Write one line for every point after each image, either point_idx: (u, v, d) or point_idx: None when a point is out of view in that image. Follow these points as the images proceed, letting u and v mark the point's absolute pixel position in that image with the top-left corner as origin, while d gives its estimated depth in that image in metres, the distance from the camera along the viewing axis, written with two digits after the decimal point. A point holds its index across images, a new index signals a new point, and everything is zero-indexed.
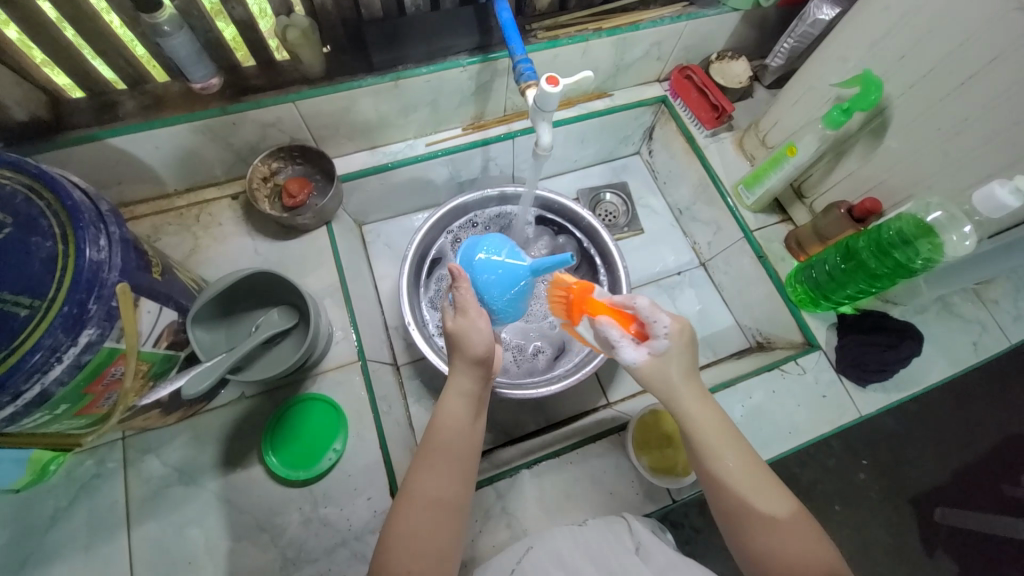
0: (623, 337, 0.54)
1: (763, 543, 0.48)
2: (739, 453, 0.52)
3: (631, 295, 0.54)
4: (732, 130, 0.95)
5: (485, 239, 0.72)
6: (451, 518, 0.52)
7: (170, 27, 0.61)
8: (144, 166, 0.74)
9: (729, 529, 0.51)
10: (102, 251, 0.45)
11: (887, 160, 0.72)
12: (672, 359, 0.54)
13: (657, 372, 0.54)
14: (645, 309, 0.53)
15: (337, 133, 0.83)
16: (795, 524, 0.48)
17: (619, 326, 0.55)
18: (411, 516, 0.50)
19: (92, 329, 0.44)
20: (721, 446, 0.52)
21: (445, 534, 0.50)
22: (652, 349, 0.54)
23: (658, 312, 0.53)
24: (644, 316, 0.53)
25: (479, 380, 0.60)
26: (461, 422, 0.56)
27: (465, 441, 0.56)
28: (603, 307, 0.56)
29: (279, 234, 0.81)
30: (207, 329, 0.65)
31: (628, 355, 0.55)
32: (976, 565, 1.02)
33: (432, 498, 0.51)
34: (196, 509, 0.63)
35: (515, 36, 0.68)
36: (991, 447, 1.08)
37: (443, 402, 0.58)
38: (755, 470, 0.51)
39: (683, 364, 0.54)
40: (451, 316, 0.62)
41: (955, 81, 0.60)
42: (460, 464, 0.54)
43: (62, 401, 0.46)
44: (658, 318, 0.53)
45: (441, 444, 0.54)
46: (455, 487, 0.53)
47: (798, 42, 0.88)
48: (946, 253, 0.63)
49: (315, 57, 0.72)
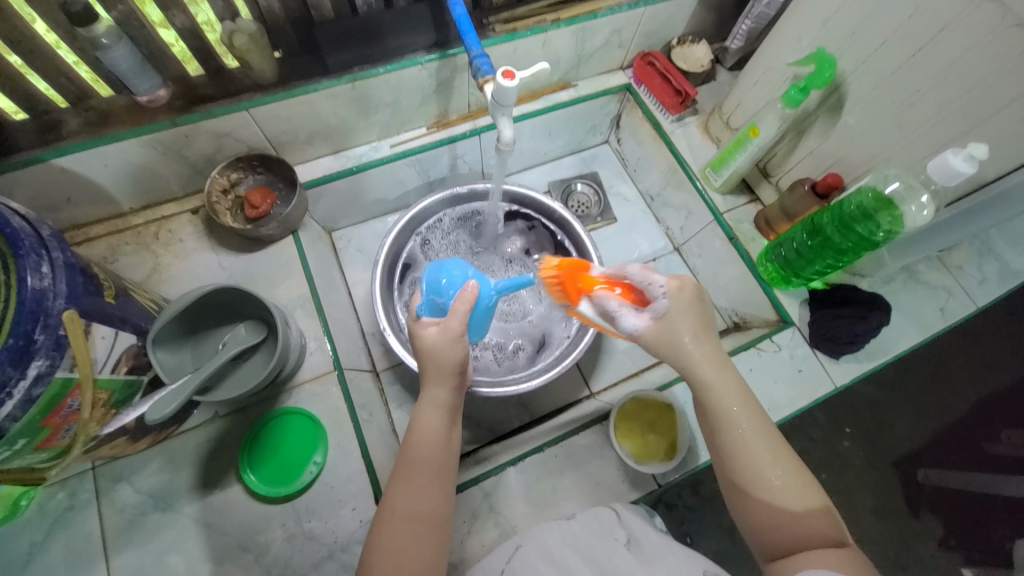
0: (623, 305, 0.54)
1: (767, 519, 0.48)
2: (760, 429, 0.51)
3: (623, 266, 0.55)
4: (697, 114, 0.95)
5: (450, 264, 0.64)
6: (436, 529, 0.51)
7: (108, 39, 0.58)
8: (96, 186, 0.72)
9: (735, 506, 0.50)
10: (46, 278, 0.43)
11: (846, 135, 0.73)
12: (674, 320, 0.54)
13: (663, 337, 0.54)
14: (638, 274, 0.54)
15: (297, 140, 0.81)
16: (803, 498, 0.48)
17: (616, 297, 0.55)
18: (395, 532, 0.50)
19: (41, 360, 0.42)
20: (737, 419, 0.51)
21: (430, 545, 0.50)
22: (653, 312, 0.54)
23: (651, 275, 0.54)
24: (638, 281, 0.54)
25: (454, 388, 0.58)
26: (438, 434, 0.55)
27: (443, 453, 0.55)
28: (597, 282, 0.56)
29: (243, 246, 0.79)
30: (171, 350, 0.63)
31: (629, 322, 0.54)
32: (957, 522, 1.06)
33: (414, 512, 0.51)
34: (175, 534, 0.62)
35: (471, 31, 0.67)
36: (965, 408, 1.11)
37: (418, 414, 0.57)
38: (774, 444, 0.50)
39: (689, 326, 0.54)
40: (432, 324, 0.59)
41: (905, 53, 0.61)
42: (439, 475, 0.54)
43: (18, 437, 0.44)
44: (652, 280, 0.53)
45: (418, 457, 0.54)
46: (436, 499, 0.53)
47: (756, 23, 0.88)
48: (906, 224, 0.65)
49: (266, 63, 0.69)
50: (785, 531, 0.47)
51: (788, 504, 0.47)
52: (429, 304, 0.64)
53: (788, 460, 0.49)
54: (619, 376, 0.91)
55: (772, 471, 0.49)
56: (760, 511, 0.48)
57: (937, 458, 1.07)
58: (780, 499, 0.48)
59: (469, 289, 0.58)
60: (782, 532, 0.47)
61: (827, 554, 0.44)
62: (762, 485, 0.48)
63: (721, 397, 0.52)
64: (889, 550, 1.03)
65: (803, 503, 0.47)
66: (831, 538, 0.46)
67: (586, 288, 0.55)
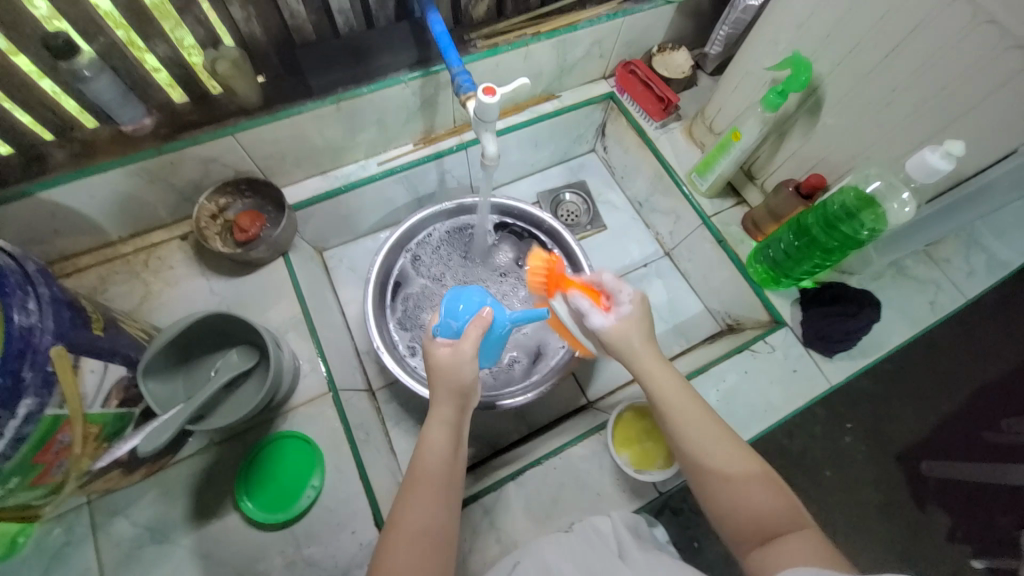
0: (592, 306, 0.57)
1: (728, 510, 0.49)
2: (710, 424, 0.53)
3: (598, 273, 0.59)
4: (680, 120, 0.96)
5: (468, 291, 0.66)
6: (441, 550, 0.50)
7: (91, 71, 0.59)
8: (83, 216, 0.71)
9: (703, 502, 0.51)
10: (33, 315, 0.43)
11: (826, 136, 0.74)
12: (633, 327, 0.57)
13: (627, 337, 0.57)
14: (611, 282, 0.57)
15: (285, 162, 0.81)
16: (758, 485, 0.49)
17: (588, 299, 0.58)
18: (399, 551, 0.49)
19: (30, 399, 0.42)
20: (682, 417, 0.53)
21: (436, 565, 0.49)
22: (617, 316, 0.57)
23: (621, 284, 0.57)
24: (609, 287, 0.58)
25: (460, 408, 0.58)
26: (444, 452, 0.55)
27: (449, 471, 0.55)
28: (573, 283, 0.59)
29: (234, 271, 0.79)
30: (162, 380, 0.62)
31: (597, 322, 0.57)
32: (961, 513, 1.06)
33: (418, 530, 0.50)
34: (172, 566, 0.61)
35: (452, 49, 0.68)
36: (962, 398, 1.11)
37: (426, 434, 0.56)
38: (723, 435, 0.52)
39: (645, 331, 0.57)
40: (445, 345, 0.58)
41: (878, 54, 0.62)
42: (444, 495, 0.53)
43: (10, 476, 0.43)
44: (623, 288, 0.57)
45: (424, 476, 0.54)
46: (441, 519, 0.52)
47: (733, 29, 0.90)
48: (890, 221, 0.66)
49: (250, 87, 0.70)
50: (747, 518, 0.48)
51: (745, 492, 0.49)
52: (444, 327, 0.63)
53: (739, 450, 0.51)
54: (615, 383, 0.91)
55: (722, 453, 0.51)
56: (723, 502, 0.49)
57: (938, 449, 1.08)
58: (736, 489, 0.49)
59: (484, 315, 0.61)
60: (747, 520, 0.48)
61: (794, 538, 0.45)
62: (717, 476, 0.50)
63: (672, 399, 0.54)
64: (896, 546, 1.03)
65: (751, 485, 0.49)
66: (787, 522, 0.47)
67: (562, 286, 0.60)
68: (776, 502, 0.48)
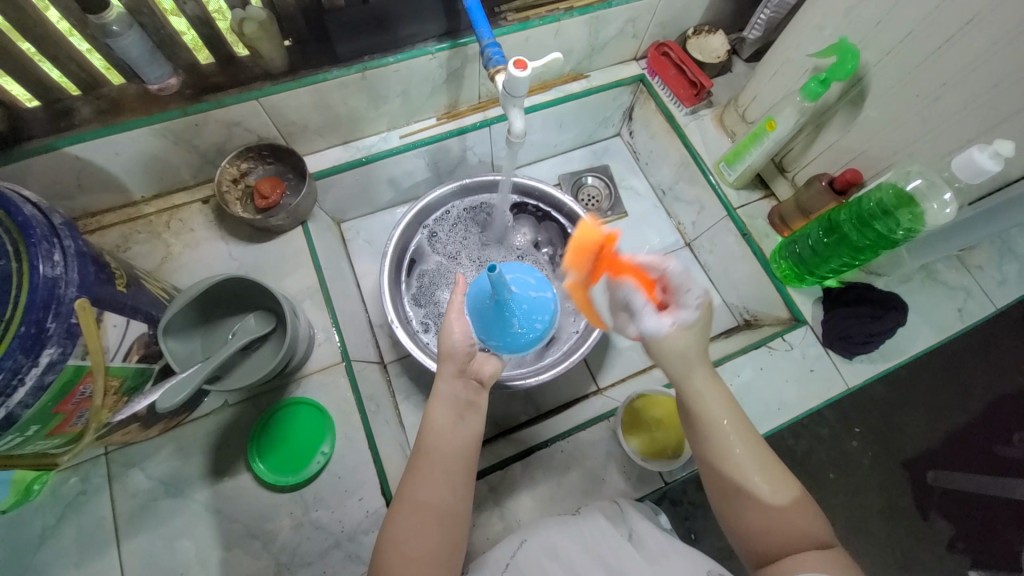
0: (646, 303, 0.54)
1: (754, 526, 0.49)
2: (749, 443, 0.52)
3: (661, 259, 0.55)
4: (712, 106, 0.93)
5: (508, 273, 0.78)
6: (443, 523, 0.51)
7: (119, 26, 0.58)
8: (108, 174, 0.72)
9: (724, 513, 0.51)
10: (58, 267, 0.44)
11: (866, 130, 0.71)
12: (688, 334, 0.53)
13: (681, 346, 0.53)
14: (677, 274, 0.54)
15: (307, 130, 0.80)
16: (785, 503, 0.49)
17: (642, 290, 0.55)
18: (401, 527, 0.50)
19: (53, 348, 0.42)
20: (722, 435, 0.52)
21: (438, 538, 0.50)
22: (677, 319, 0.53)
23: (689, 282, 0.54)
24: (675, 283, 0.54)
25: (456, 376, 0.60)
26: (445, 428, 0.55)
27: (452, 446, 0.54)
28: (628, 269, 0.55)
29: (253, 237, 0.79)
30: (182, 338, 0.63)
31: (651, 324, 0.54)
32: (967, 525, 1.04)
33: (417, 505, 0.51)
34: (185, 520, 0.63)
35: (483, 20, 0.66)
36: (980, 410, 1.09)
37: (429, 409, 0.57)
38: (765, 458, 0.51)
39: (700, 341, 0.54)
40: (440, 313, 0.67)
41: (931, 45, 0.59)
42: (446, 468, 0.53)
43: (31, 423, 0.44)
44: (690, 287, 0.54)
45: (425, 450, 0.54)
46: (443, 492, 0.52)
47: (775, 13, 0.86)
48: (927, 222, 0.64)
49: (275, 51, 0.69)
50: (772, 534, 0.48)
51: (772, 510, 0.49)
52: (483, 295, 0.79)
53: (779, 472, 0.50)
54: (626, 372, 0.90)
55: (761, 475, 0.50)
56: (748, 517, 0.49)
57: (949, 460, 1.06)
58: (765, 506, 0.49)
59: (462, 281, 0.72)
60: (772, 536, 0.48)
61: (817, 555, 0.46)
62: (756, 497, 0.49)
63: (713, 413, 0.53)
64: (897, 552, 1.02)
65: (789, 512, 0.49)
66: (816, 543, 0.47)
67: (614, 270, 0.55)
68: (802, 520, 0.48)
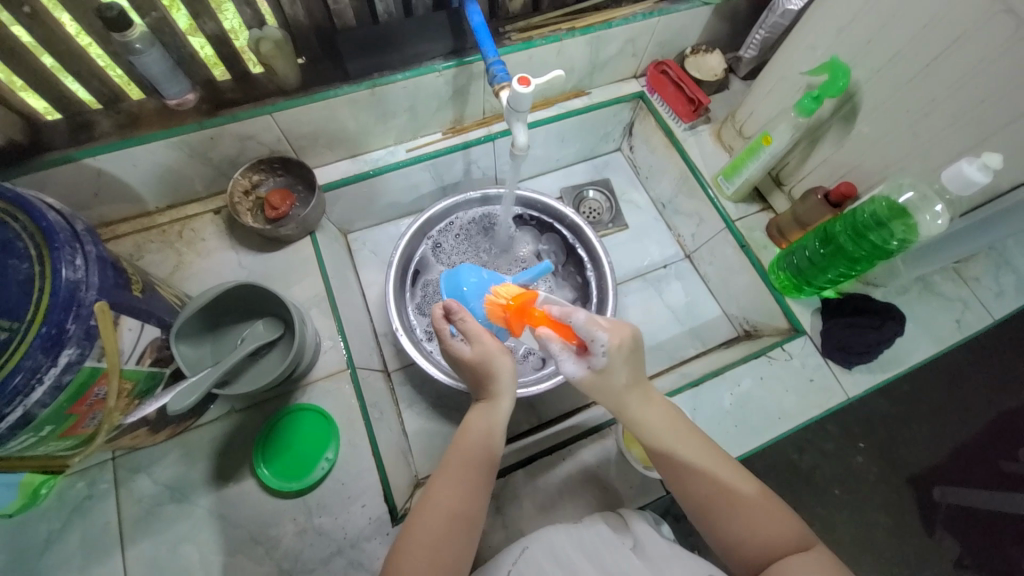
0: (563, 349, 0.55)
1: (734, 537, 0.50)
2: (713, 456, 0.55)
3: (569, 309, 0.54)
4: (710, 122, 0.96)
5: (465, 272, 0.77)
6: (469, 532, 0.52)
7: (142, 44, 0.61)
8: (124, 185, 0.74)
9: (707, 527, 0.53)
10: (79, 270, 0.45)
11: (860, 144, 0.73)
12: (612, 372, 0.55)
13: (604, 383, 0.55)
14: (581, 326, 0.52)
15: (317, 143, 0.83)
16: (764, 510, 0.51)
17: (559, 338, 0.55)
18: (428, 528, 0.50)
19: (72, 349, 0.44)
20: (684, 451, 0.54)
21: (461, 546, 0.51)
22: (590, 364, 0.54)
23: (596, 331, 0.52)
24: (583, 335, 0.53)
25: (504, 398, 0.60)
26: (482, 437, 0.57)
27: (485, 455, 0.56)
28: (544, 320, 0.57)
29: (263, 246, 0.82)
30: (192, 343, 0.65)
31: (569, 369, 0.55)
32: (975, 542, 1.03)
33: (448, 510, 0.52)
34: (189, 525, 0.63)
35: (488, 39, 0.69)
36: (984, 424, 1.09)
37: (471, 422, 0.59)
38: (719, 464, 0.54)
39: (630, 370, 0.56)
40: (466, 344, 0.61)
41: (919, 63, 0.61)
42: (483, 480, 0.55)
43: (46, 423, 0.45)
44: (597, 338, 0.52)
45: (463, 458, 0.55)
46: (475, 503, 0.53)
47: (769, 33, 0.89)
48: (921, 233, 0.65)
49: (290, 69, 0.72)
50: (753, 546, 0.49)
51: (750, 519, 0.50)
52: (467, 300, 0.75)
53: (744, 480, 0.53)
54: None
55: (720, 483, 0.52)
56: (728, 531, 0.51)
57: (954, 474, 1.05)
58: (742, 520, 0.50)
59: (450, 308, 0.60)
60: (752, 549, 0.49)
61: (800, 559, 0.47)
62: (724, 508, 0.51)
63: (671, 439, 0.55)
64: (903, 568, 1.01)
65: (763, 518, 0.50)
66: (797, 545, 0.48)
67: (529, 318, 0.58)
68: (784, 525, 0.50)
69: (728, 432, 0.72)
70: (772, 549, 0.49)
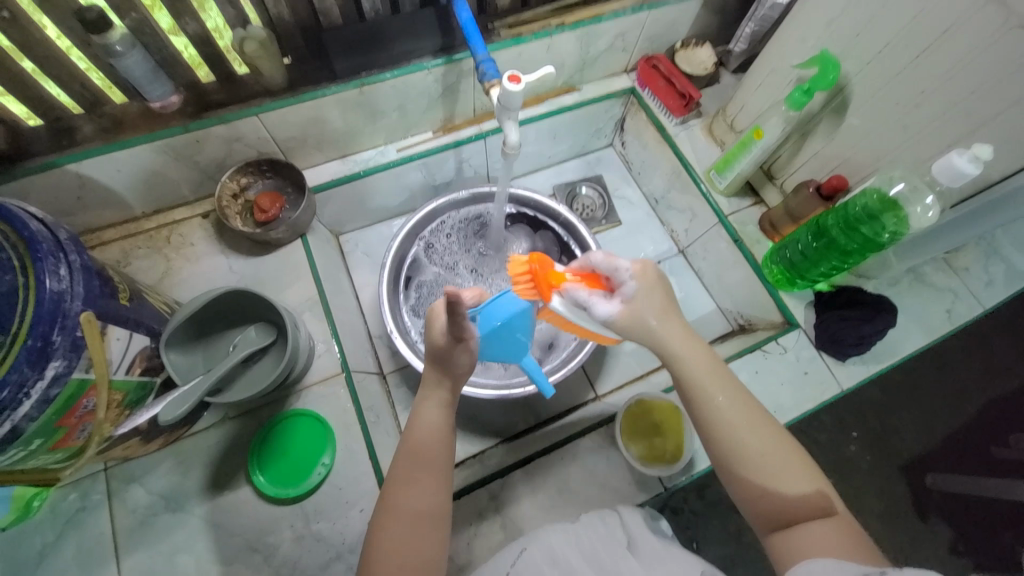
0: (592, 295, 0.55)
1: (756, 490, 0.49)
2: (748, 406, 0.51)
3: (587, 256, 0.57)
4: (702, 117, 0.95)
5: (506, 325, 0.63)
6: (436, 526, 0.51)
7: (122, 46, 0.59)
8: (109, 190, 0.73)
9: (726, 480, 0.51)
10: (64, 281, 0.44)
11: (850, 137, 0.73)
12: (643, 302, 0.55)
13: (640, 316, 0.55)
14: (603, 261, 0.56)
15: (305, 144, 0.82)
16: (789, 466, 0.49)
17: (586, 288, 0.56)
18: (396, 525, 0.49)
19: (58, 361, 0.43)
20: (716, 397, 0.51)
21: (432, 541, 0.50)
22: (624, 297, 0.55)
23: (617, 261, 0.55)
24: (605, 269, 0.56)
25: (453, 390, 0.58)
26: (437, 431, 0.55)
27: (442, 449, 0.54)
28: (566, 276, 0.57)
29: (253, 250, 0.80)
30: (183, 352, 0.64)
31: (604, 308, 0.55)
32: (967, 527, 1.05)
33: (413, 508, 0.50)
34: (185, 535, 0.62)
35: (477, 36, 0.68)
36: (974, 411, 1.10)
37: (420, 415, 0.56)
38: (751, 416, 0.51)
39: (655, 304, 0.55)
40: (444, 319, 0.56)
41: (909, 55, 0.61)
42: (439, 472, 0.53)
43: (35, 437, 0.44)
44: (619, 266, 0.55)
45: (418, 454, 0.53)
46: (436, 496, 0.52)
47: (759, 26, 0.89)
48: (912, 225, 0.66)
49: (275, 69, 0.71)
50: (775, 503, 0.48)
51: (777, 476, 0.48)
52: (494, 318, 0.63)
53: (773, 434, 0.50)
54: (624, 378, 0.91)
55: (751, 435, 0.50)
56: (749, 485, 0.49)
57: (947, 461, 1.07)
58: (767, 476, 0.48)
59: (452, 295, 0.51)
60: (771, 503, 0.48)
61: (821, 526, 0.46)
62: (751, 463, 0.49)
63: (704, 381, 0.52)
64: (897, 555, 1.02)
65: (791, 476, 0.48)
66: (821, 508, 0.47)
67: (555, 283, 0.56)
68: (810, 485, 0.48)
69: None
70: (795, 509, 0.47)
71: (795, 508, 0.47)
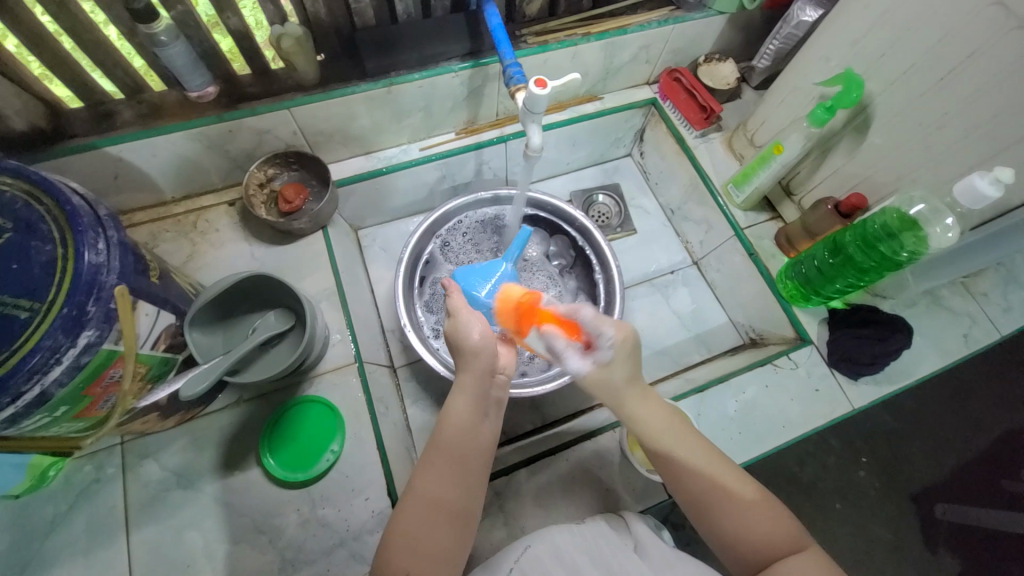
0: (568, 346, 0.58)
1: (732, 535, 0.50)
2: (705, 453, 0.54)
3: (576, 308, 0.58)
4: (721, 130, 0.96)
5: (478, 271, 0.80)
6: (454, 521, 0.52)
7: (166, 36, 0.62)
8: (142, 174, 0.75)
9: (704, 530, 0.53)
10: (101, 255, 0.46)
11: (871, 156, 0.73)
12: (616, 366, 0.57)
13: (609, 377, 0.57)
14: (588, 322, 0.57)
15: (332, 139, 0.84)
16: (759, 510, 0.51)
17: (565, 337, 0.58)
18: (415, 517, 0.51)
19: (91, 331, 0.44)
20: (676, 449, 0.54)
21: (448, 535, 0.51)
22: (596, 359, 0.57)
23: (602, 325, 0.56)
24: (590, 328, 0.57)
25: (485, 380, 0.59)
26: (466, 425, 0.56)
27: (469, 444, 0.55)
28: (551, 318, 0.59)
29: (275, 239, 0.82)
30: (205, 332, 0.66)
31: (574, 363, 0.58)
32: (977, 561, 1.02)
33: (431, 499, 0.52)
34: (193, 513, 0.64)
35: (505, 41, 0.70)
36: (989, 442, 1.08)
37: (452, 404, 0.58)
38: (710, 460, 0.54)
39: (627, 370, 0.58)
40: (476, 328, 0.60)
41: (934, 76, 0.62)
42: (464, 468, 0.54)
43: (61, 404, 0.46)
44: (602, 331, 0.56)
45: (446, 444, 0.55)
46: (456, 492, 0.53)
47: (783, 44, 0.90)
48: (931, 245, 0.65)
49: (309, 65, 0.73)
50: (754, 546, 0.49)
51: (746, 519, 0.50)
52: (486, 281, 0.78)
53: (735, 477, 0.53)
54: None
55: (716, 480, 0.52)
56: (725, 529, 0.51)
57: (958, 492, 1.05)
58: (742, 519, 0.50)
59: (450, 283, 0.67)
60: (750, 547, 0.49)
61: (797, 562, 0.47)
62: (721, 507, 0.51)
63: (673, 442, 0.55)
64: None
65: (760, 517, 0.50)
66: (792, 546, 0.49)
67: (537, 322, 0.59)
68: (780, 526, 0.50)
69: (732, 437, 0.72)
70: (769, 550, 0.49)
71: (769, 550, 0.49)
